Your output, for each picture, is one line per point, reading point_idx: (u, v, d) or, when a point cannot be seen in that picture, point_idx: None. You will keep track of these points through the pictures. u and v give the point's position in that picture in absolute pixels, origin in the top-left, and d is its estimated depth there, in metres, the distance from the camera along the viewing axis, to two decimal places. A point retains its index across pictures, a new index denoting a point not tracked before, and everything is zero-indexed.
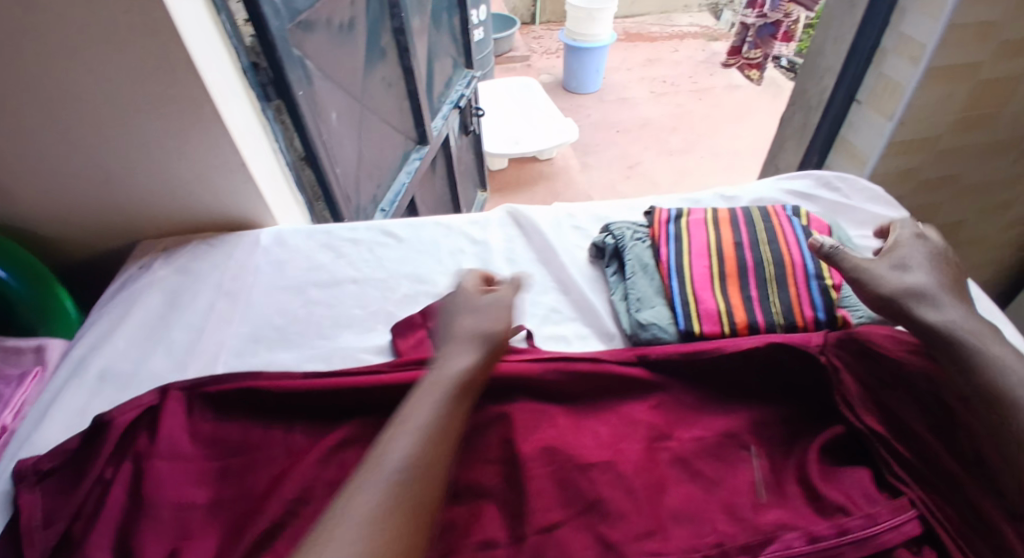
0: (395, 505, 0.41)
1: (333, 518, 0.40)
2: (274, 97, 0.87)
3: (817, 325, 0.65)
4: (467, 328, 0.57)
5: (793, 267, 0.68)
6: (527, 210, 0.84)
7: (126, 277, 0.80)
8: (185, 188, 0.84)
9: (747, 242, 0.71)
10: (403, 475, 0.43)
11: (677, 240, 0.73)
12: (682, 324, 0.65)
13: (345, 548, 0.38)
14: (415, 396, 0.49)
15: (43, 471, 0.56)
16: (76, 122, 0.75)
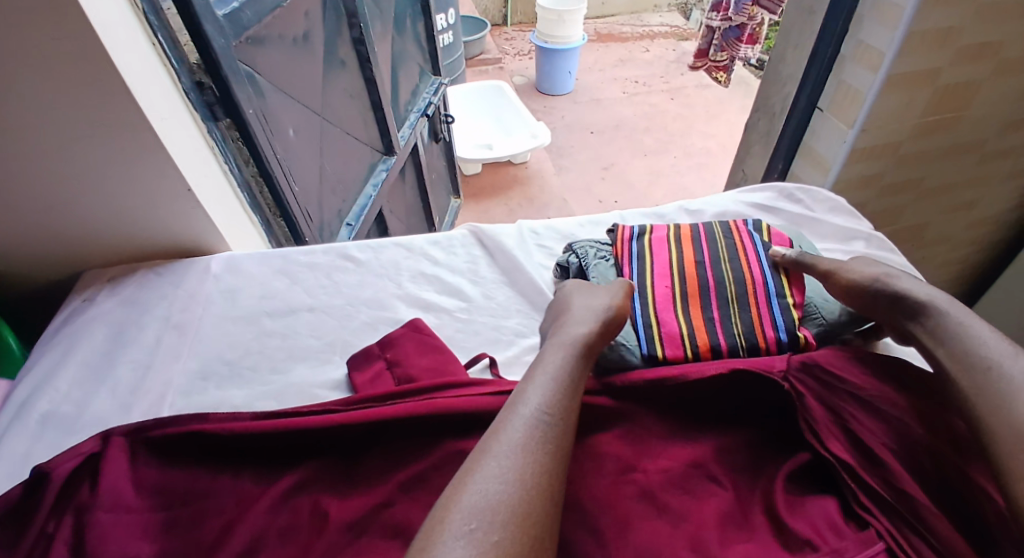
0: (528, 461, 0.44)
1: (467, 473, 0.43)
2: (222, 116, 0.83)
3: (779, 347, 0.65)
4: (577, 317, 0.62)
5: (754, 286, 0.69)
6: (488, 228, 0.82)
7: (70, 311, 0.76)
8: (132, 214, 0.80)
9: (708, 260, 0.73)
10: (531, 437, 0.46)
11: (640, 258, 0.74)
12: (644, 347, 0.64)
13: (501, 468, 0.43)
14: (546, 353, 0.56)
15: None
16: (6, 151, 0.71)
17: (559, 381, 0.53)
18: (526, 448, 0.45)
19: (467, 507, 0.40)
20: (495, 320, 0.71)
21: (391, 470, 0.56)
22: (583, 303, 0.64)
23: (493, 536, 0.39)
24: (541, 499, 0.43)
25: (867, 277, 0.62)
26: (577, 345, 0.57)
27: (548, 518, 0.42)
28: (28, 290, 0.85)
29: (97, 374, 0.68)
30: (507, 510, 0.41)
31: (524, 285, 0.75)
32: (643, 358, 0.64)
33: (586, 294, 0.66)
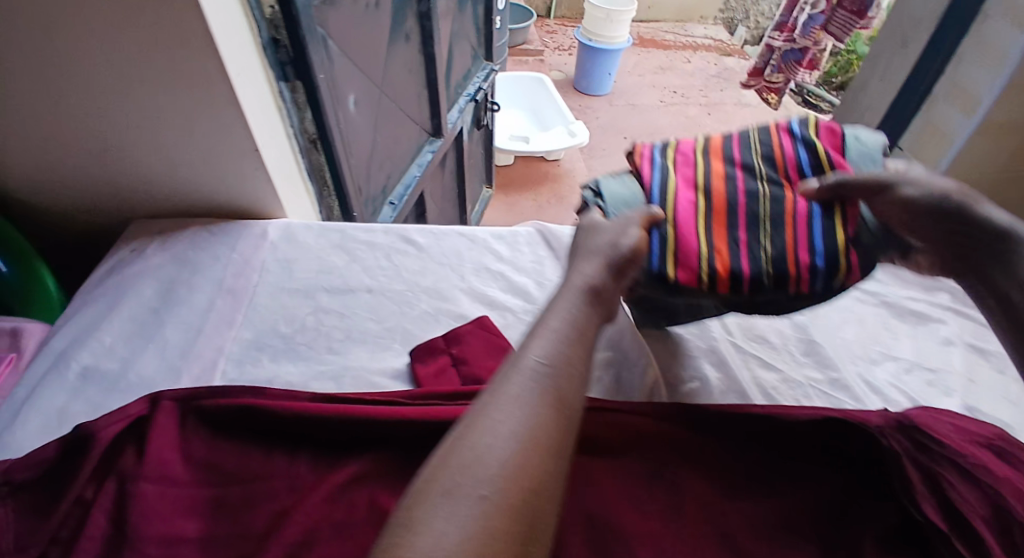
0: (529, 416, 0.38)
1: (461, 427, 0.37)
2: (291, 78, 0.80)
3: (814, 274, 0.54)
4: (595, 255, 0.52)
5: (792, 206, 0.57)
6: (557, 230, 0.79)
7: (116, 262, 0.72)
8: (190, 169, 0.77)
9: (741, 171, 0.59)
10: (533, 391, 0.39)
11: (661, 167, 0.59)
12: (654, 262, 0.55)
13: (499, 428, 0.37)
14: (557, 296, 0.48)
15: (13, 482, 0.51)
16: (76, 88, 0.67)
17: (567, 333, 0.44)
18: (527, 402, 0.39)
19: (458, 465, 0.35)
20: None
21: None
22: (604, 237, 0.54)
23: (483, 492, 0.34)
24: (549, 459, 0.37)
25: (926, 193, 0.53)
26: (595, 291, 0.49)
27: (553, 480, 0.37)
28: (69, 228, 0.82)
29: (142, 331, 0.65)
30: (501, 471, 0.35)
31: None
32: (649, 275, 0.55)
33: (607, 225, 0.55)
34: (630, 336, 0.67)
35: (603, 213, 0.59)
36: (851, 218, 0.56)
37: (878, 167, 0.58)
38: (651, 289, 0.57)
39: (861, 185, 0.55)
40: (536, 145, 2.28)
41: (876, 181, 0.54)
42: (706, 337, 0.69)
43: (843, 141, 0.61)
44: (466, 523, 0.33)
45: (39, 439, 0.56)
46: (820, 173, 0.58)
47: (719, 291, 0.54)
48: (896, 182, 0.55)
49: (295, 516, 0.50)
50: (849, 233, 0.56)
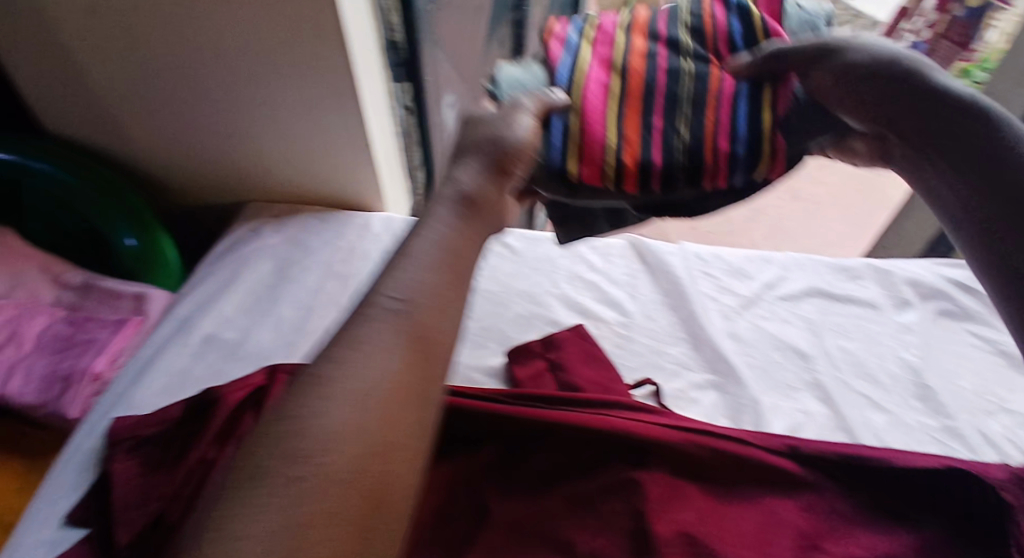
0: (369, 371, 0.34)
1: (298, 392, 0.33)
2: (403, 78, 0.83)
3: (733, 160, 0.51)
4: (476, 154, 0.49)
5: (718, 83, 0.51)
6: (651, 245, 0.79)
7: (236, 240, 0.77)
8: (306, 158, 0.81)
9: (665, 48, 0.53)
10: (379, 339, 0.36)
11: (572, 53, 0.55)
12: (556, 145, 0.52)
13: (342, 391, 0.33)
14: (430, 214, 0.44)
15: (140, 438, 0.56)
16: (211, 81, 0.72)
17: (452, 222, 0.43)
18: (369, 357, 0.35)
19: (287, 443, 0.31)
20: (658, 345, 0.69)
21: (554, 479, 0.55)
22: (501, 124, 0.50)
23: (305, 477, 0.30)
24: (394, 419, 0.34)
25: (869, 55, 0.48)
26: (470, 197, 0.46)
27: (403, 438, 0.33)
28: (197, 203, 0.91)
29: (258, 306, 0.70)
30: (331, 443, 0.31)
31: (687, 313, 0.71)
32: (546, 167, 0.53)
33: (495, 115, 0.51)
34: (729, 360, 0.67)
35: (496, 99, 0.56)
36: (781, 90, 0.51)
37: (815, 32, 0.54)
38: (554, 189, 0.54)
39: (801, 52, 0.49)
40: None
41: (810, 50, 0.48)
42: (810, 369, 0.69)
43: (782, 6, 0.56)
44: (295, 509, 0.29)
45: (164, 399, 0.61)
46: (755, 44, 0.53)
47: (628, 190, 0.51)
48: (835, 49, 0.49)
49: None
50: (778, 114, 0.51)
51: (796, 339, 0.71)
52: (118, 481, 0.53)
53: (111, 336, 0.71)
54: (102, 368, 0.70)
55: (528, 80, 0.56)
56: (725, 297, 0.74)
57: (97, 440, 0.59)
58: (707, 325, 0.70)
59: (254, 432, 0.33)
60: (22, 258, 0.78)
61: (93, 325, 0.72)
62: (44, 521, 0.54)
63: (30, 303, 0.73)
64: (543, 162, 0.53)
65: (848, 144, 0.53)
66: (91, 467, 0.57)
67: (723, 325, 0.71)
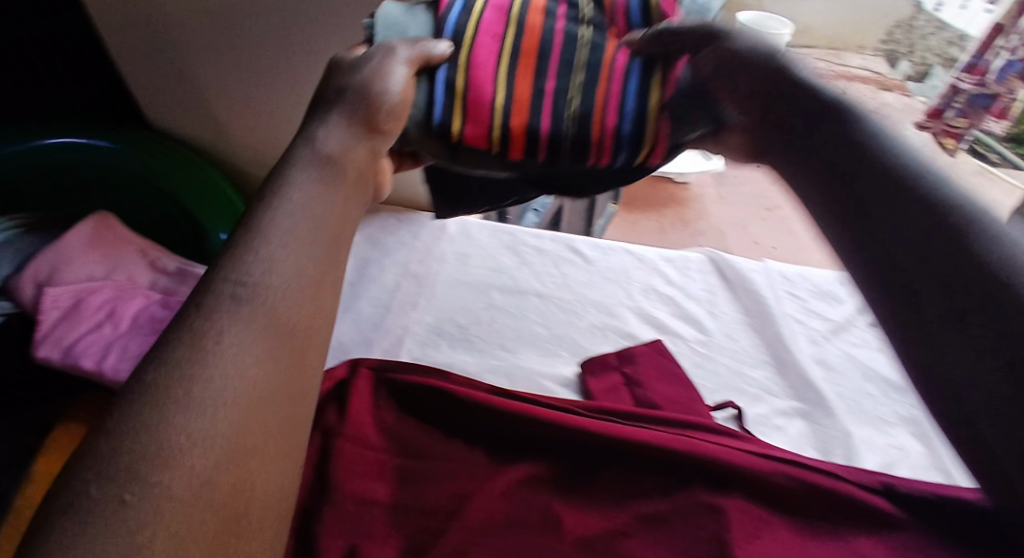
0: (234, 371, 0.29)
1: (132, 402, 0.27)
2: None
3: (619, 140, 0.50)
4: (348, 116, 0.42)
5: (614, 58, 0.50)
6: (731, 260, 0.77)
7: None
8: None
9: (564, 6, 0.52)
10: (243, 333, 0.30)
11: (463, 5, 0.52)
12: (437, 109, 0.50)
13: (208, 392, 0.28)
14: (291, 173, 0.38)
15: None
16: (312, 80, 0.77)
17: (320, 190, 0.38)
18: (239, 354, 0.30)
19: (131, 460, 0.25)
20: (742, 367, 0.67)
21: (630, 496, 0.54)
22: (353, 87, 0.44)
23: (151, 499, 0.25)
24: (266, 413, 0.29)
25: (752, 49, 0.44)
26: (337, 166, 0.40)
27: (279, 430, 0.30)
28: None
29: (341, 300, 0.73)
30: (190, 457, 0.26)
31: (771, 334, 0.70)
32: (426, 123, 0.50)
33: (352, 77, 0.45)
34: (820, 389, 0.65)
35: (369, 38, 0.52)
36: (670, 80, 0.49)
37: (705, 12, 0.48)
38: (438, 148, 0.52)
39: (686, 32, 0.47)
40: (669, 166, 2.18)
41: (693, 30, 0.47)
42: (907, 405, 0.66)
43: None
44: (171, 524, 0.25)
45: None
46: (648, 23, 0.51)
47: (516, 155, 0.51)
48: (709, 30, 0.46)
49: (475, 500, 0.53)
50: (665, 96, 0.49)
51: (888, 371, 0.69)
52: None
53: None
54: None
55: (402, 26, 0.52)
56: (811, 321, 0.72)
57: None
58: (794, 349, 0.68)
59: (80, 459, 0.26)
60: (120, 243, 0.85)
61: None
62: None
63: (129, 288, 0.79)
64: (422, 118, 0.50)
65: (724, 138, 0.49)
66: None
67: (811, 349, 0.69)
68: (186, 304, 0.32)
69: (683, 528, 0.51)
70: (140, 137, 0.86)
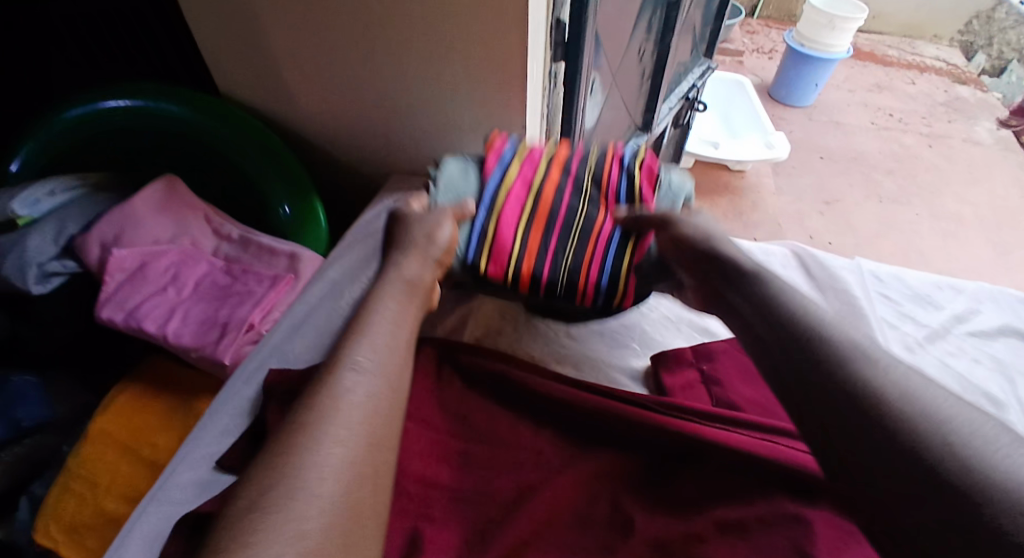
0: (357, 424, 0.44)
1: (291, 449, 0.41)
2: (561, 58, 0.84)
3: (597, 290, 0.67)
4: (413, 254, 0.59)
5: (600, 228, 0.67)
6: (819, 255, 0.73)
7: (384, 207, 0.79)
8: (460, 137, 0.80)
9: (571, 185, 0.68)
10: (357, 402, 0.45)
11: (502, 171, 0.66)
12: (471, 254, 0.65)
13: (337, 439, 0.43)
14: (380, 294, 0.55)
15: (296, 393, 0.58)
16: (382, 46, 0.72)
17: (397, 308, 0.54)
18: (352, 417, 0.44)
19: (298, 484, 0.40)
20: None
21: (707, 503, 0.51)
22: (418, 228, 0.62)
23: (312, 511, 0.39)
24: (366, 455, 0.43)
25: (710, 244, 0.59)
26: (410, 285, 0.57)
27: (375, 464, 0.43)
28: (343, 172, 0.93)
29: None
30: (332, 486, 0.40)
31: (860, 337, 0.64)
32: (466, 266, 0.66)
33: (417, 220, 0.63)
34: None
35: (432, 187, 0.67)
36: (642, 246, 0.67)
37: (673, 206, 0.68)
38: (466, 278, 0.67)
39: (652, 221, 0.64)
40: (727, 151, 2.07)
41: (664, 221, 0.63)
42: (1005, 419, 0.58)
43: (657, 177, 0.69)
44: (324, 527, 0.38)
45: (316, 356, 0.64)
46: (632, 202, 0.68)
47: (522, 287, 0.67)
48: (680, 223, 0.62)
49: (541, 494, 0.51)
50: (635, 261, 0.67)
51: (988, 382, 0.61)
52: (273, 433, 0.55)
53: (267, 291, 0.73)
54: (257, 321, 0.71)
55: (458, 186, 0.67)
56: (904, 325, 0.66)
57: (251, 393, 0.61)
58: None
59: (244, 493, 0.40)
60: (187, 208, 0.85)
61: (251, 279, 0.75)
62: (195, 462, 0.57)
63: (194, 253, 0.79)
64: (461, 260, 0.65)
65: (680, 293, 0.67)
66: (244, 418, 0.60)
67: (902, 355, 0.63)
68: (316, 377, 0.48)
69: (764, 539, 0.48)
70: (213, 104, 0.84)
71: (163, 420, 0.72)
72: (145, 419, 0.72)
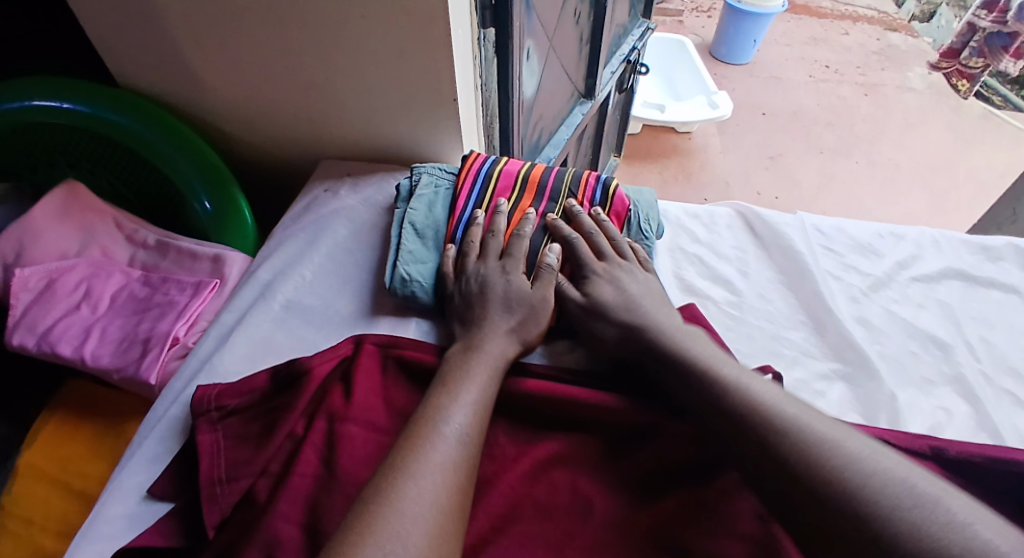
0: (445, 501, 0.40)
1: (375, 518, 0.38)
2: (489, 23, 0.79)
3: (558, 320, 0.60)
4: (502, 315, 0.55)
5: (565, 250, 0.62)
6: (762, 213, 0.70)
7: (313, 199, 0.73)
8: (388, 115, 0.74)
9: (541, 212, 0.65)
10: (449, 477, 0.42)
11: (478, 196, 0.66)
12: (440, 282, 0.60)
13: (424, 515, 0.39)
14: (469, 365, 0.50)
15: (225, 409, 0.53)
16: (290, 22, 0.66)
17: (488, 376, 0.50)
18: (444, 491, 0.41)
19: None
20: (778, 329, 0.60)
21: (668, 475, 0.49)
22: (513, 287, 0.57)
23: None
24: (454, 537, 0.40)
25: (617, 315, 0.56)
26: (500, 364, 0.52)
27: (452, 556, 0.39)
28: (269, 161, 0.87)
29: (338, 270, 0.66)
30: None
31: (809, 293, 0.63)
32: (432, 292, 0.60)
33: (517, 275, 0.58)
34: (861, 349, 0.58)
35: (397, 217, 0.66)
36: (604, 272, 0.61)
37: (643, 237, 0.66)
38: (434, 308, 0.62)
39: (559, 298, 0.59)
40: (672, 114, 2.07)
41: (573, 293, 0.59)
42: (950, 361, 0.58)
43: (630, 212, 0.67)
44: None
45: (246, 367, 0.58)
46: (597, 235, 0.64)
47: None
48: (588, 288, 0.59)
49: (501, 486, 0.49)
50: None
51: (932, 326, 0.61)
52: (203, 455, 0.51)
53: (192, 299, 0.67)
54: (181, 333, 0.65)
55: (427, 219, 0.65)
56: (850, 276, 0.65)
57: (178, 412, 0.56)
58: (834, 308, 0.61)
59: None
60: (94, 212, 0.77)
61: (172, 287, 0.69)
62: (124, 493, 0.52)
63: (107, 264, 0.72)
64: (428, 290, 0.60)
65: None
66: (174, 440, 0.54)
67: (849, 307, 0.62)
68: (408, 434, 0.44)
69: (726, 506, 0.47)
70: (111, 94, 0.77)
71: (92, 447, 0.65)
72: (73, 449, 0.65)
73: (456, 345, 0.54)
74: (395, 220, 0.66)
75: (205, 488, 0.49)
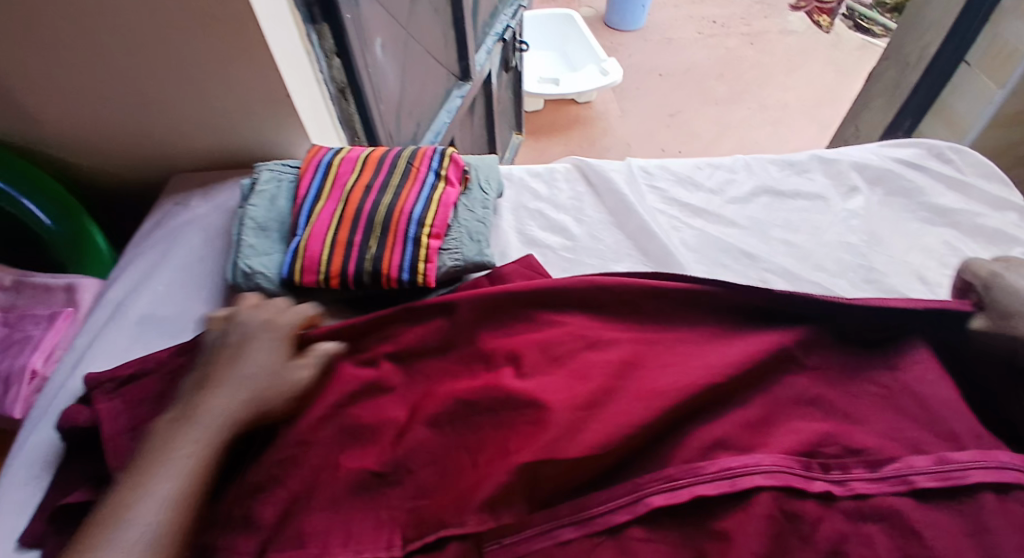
0: None
1: None
2: (319, 20, 0.78)
3: (402, 284, 0.63)
4: (227, 380, 0.48)
5: (400, 216, 0.64)
6: (596, 163, 0.76)
7: (164, 214, 0.74)
8: (229, 120, 0.76)
9: (378, 186, 0.67)
10: None
11: (319, 182, 0.68)
12: (284, 270, 0.62)
13: None
14: (176, 441, 0.44)
15: (119, 379, 0.54)
16: (106, 44, 0.66)
17: (192, 455, 0.44)
18: None
19: None
20: (608, 264, 0.66)
21: None
22: (258, 358, 0.50)
23: None
24: None
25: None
26: (215, 436, 0.45)
27: None
28: (125, 184, 0.86)
29: (191, 277, 0.67)
30: None
31: (635, 229, 0.69)
32: (281, 280, 0.62)
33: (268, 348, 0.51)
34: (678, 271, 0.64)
35: (241, 213, 0.68)
36: (441, 231, 0.64)
37: (483, 195, 0.70)
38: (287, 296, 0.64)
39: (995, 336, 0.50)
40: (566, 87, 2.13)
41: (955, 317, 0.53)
42: (757, 267, 0.65)
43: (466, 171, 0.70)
44: None
45: None
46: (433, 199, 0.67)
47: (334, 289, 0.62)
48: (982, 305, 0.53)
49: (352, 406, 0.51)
50: (436, 246, 0.64)
51: (743, 240, 0.68)
52: (104, 421, 0.51)
53: (46, 331, 0.67)
54: (39, 365, 0.66)
55: (269, 213, 0.67)
56: (672, 208, 0.71)
57: (49, 440, 0.56)
58: (657, 239, 0.67)
59: None
60: None
61: (27, 323, 0.69)
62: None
63: None
64: (275, 278, 0.63)
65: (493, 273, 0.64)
66: (46, 472, 0.54)
67: (671, 236, 0.68)
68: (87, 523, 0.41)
69: None
70: None
71: None
72: None
73: (172, 409, 0.47)
74: (238, 219, 0.67)
75: (109, 441, 0.49)
